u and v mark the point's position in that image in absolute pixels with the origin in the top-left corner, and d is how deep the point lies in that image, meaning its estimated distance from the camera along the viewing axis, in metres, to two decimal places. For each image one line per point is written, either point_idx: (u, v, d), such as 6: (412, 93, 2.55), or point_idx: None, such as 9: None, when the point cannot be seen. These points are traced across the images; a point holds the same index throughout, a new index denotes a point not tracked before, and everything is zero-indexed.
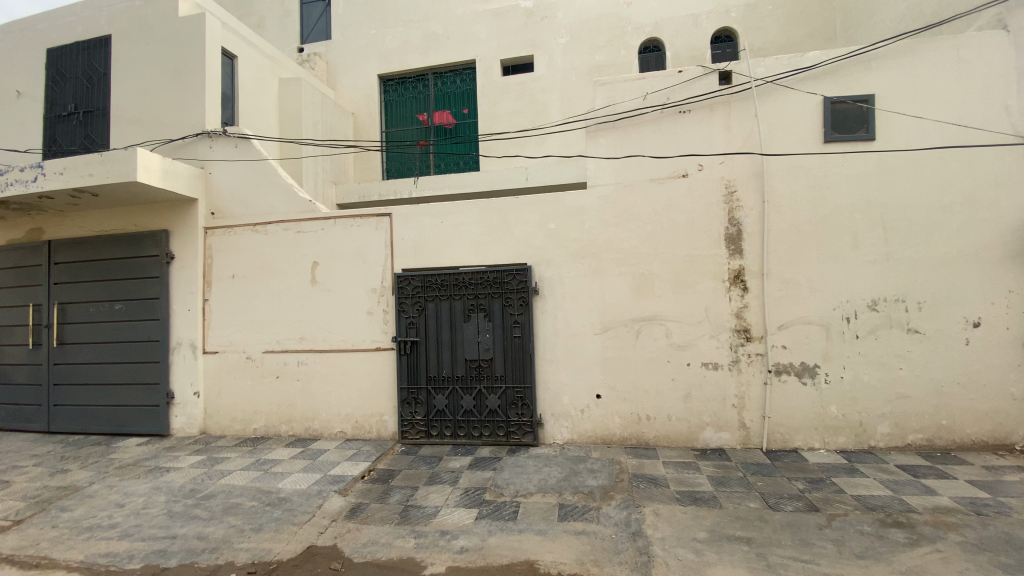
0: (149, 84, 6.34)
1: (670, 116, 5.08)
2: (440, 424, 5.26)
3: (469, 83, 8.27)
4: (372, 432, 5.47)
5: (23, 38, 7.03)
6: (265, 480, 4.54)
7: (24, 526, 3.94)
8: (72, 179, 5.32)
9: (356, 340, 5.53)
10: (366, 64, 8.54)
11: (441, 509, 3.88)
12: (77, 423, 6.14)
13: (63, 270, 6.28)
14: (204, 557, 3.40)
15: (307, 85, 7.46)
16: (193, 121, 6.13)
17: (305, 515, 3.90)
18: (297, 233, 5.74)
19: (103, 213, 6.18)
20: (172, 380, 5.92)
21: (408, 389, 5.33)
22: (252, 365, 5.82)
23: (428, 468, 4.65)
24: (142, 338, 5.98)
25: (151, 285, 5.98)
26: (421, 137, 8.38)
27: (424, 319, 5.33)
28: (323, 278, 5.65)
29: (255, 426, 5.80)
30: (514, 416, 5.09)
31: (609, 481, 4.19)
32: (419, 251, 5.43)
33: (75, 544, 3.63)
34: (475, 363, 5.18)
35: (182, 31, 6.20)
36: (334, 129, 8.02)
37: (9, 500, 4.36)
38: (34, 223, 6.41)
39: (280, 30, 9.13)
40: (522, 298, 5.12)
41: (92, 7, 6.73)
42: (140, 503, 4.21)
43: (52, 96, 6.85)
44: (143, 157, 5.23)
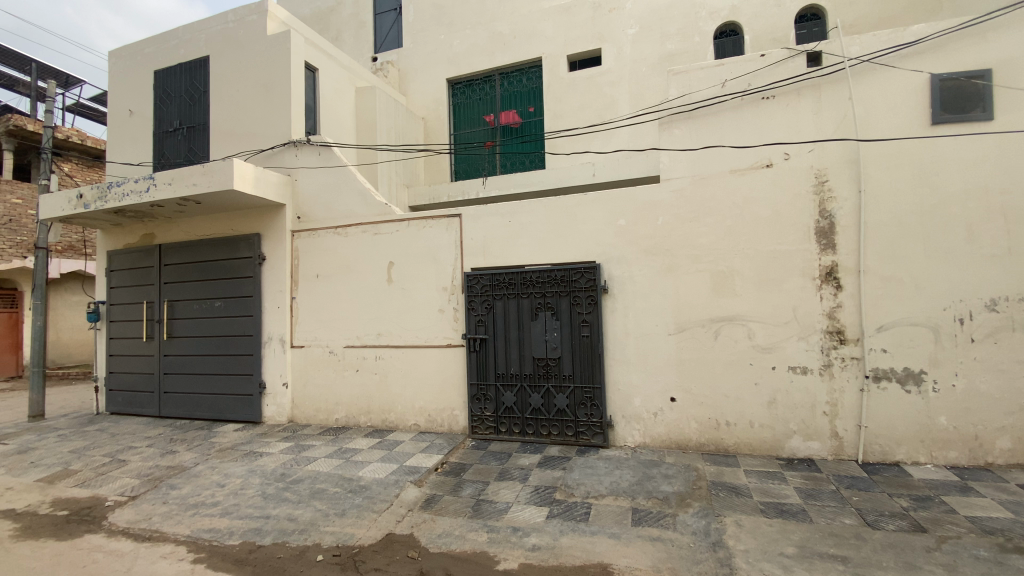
0: (243, 99, 6.89)
1: (751, 103, 4.81)
2: (509, 421, 5.30)
3: (535, 81, 8.27)
4: (444, 426, 5.63)
5: (137, 63, 7.86)
6: (346, 468, 4.80)
7: (142, 500, 4.43)
8: (179, 189, 5.89)
9: (428, 337, 5.70)
10: (435, 68, 8.78)
11: (512, 506, 3.91)
12: (183, 409, 6.81)
13: (170, 270, 6.99)
14: (294, 538, 3.65)
15: (381, 92, 7.79)
16: (281, 132, 6.59)
17: (384, 503, 4.07)
18: (373, 234, 6.02)
19: (204, 218, 6.81)
20: (264, 372, 6.42)
21: (477, 385, 5.43)
22: (334, 359, 6.17)
23: (498, 464, 4.70)
24: (237, 333, 6.53)
25: (245, 284, 6.51)
26: (487, 138, 8.50)
27: (492, 317, 5.39)
28: (398, 278, 5.88)
29: (336, 417, 6.16)
30: (583, 416, 5.03)
31: (686, 488, 4.02)
32: (489, 250, 5.49)
33: (183, 519, 4.02)
34: (543, 362, 5.17)
35: (271, 48, 6.69)
36: (405, 133, 8.32)
37: (128, 477, 4.92)
38: (147, 229, 7.19)
39: (355, 41, 9.60)
40: (591, 297, 5.04)
41: (193, 31, 7.40)
42: (237, 484, 4.60)
43: (160, 114, 7.62)
44: (239, 167, 5.70)
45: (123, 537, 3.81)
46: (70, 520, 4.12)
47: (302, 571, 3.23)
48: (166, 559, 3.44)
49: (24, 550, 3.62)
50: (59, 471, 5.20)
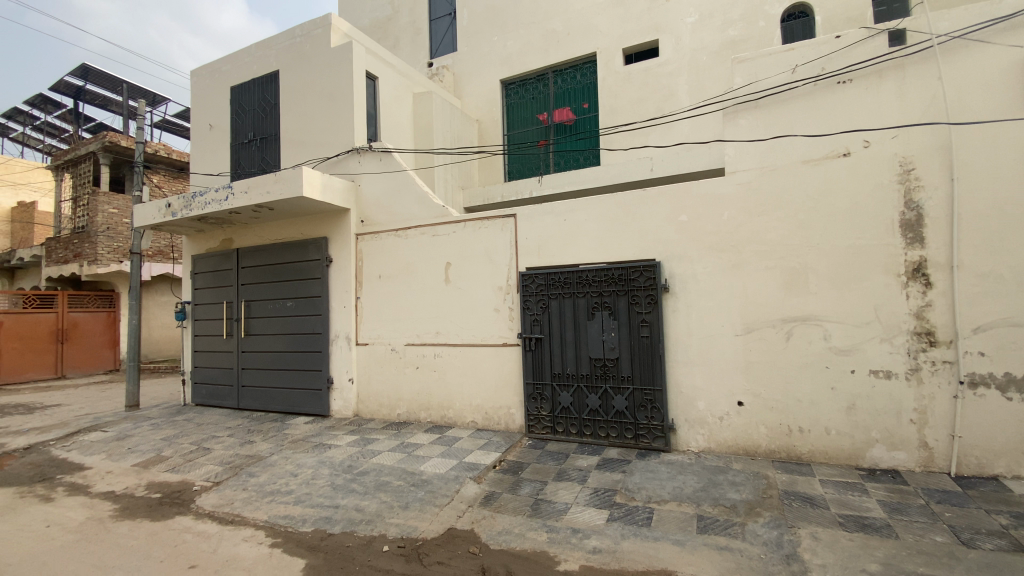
0: (310, 110, 7.28)
1: (825, 89, 4.52)
2: (566, 421, 5.27)
3: (590, 77, 8.18)
4: (501, 424, 5.68)
5: (215, 81, 8.48)
6: (408, 462, 4.96)
7: (225, 486, 4.78)
8: (254, 197, 6.30)
9: (485, 336, 5.78)
10: (489, 70, 8.88)
11: (572, 507, 3.88)
12: (259, 402, 7.29)
13: (246, 273, 7.49)
14: (362, 528, 3.81)
15: (437, 96, 7.97)
16: (345, 139, 6.90)
17: (445, 498, 4.17)
18: (432, 236, 6.16)
19: (277, 223, 7.25)
20: (331, 368, 6.76)
21: (534, 384, 5.44)
22: (396, 356, 6.39)
23: (556, 464, 4.69)
24: (306, 331, 6.91)
25: (313, 285, 6.87)
26: (541, 136, 8.49)
27: (547, 316, 5.38)
28: (455, 278, 5.99)
29: (398, 412, 6.37)
30: (643, 419, 4.91)
31: (755, 496, 3.84)
32: (545, 250, 5.48)
33: (261, 505, 4.30)
34: (600, 362, 5.10)
35: (335, 59, 7.01)
36: (460, 136, 8.47)
37: (212, 464, 5.32)
38: (226, 234, 7.75)
39: (412, 47, 9.87)
40: (650, 296, 4.92)
41: (264, 48, 7.89)
42: (308, 474, 4.87)
43: (236, 127, 8.19)
44: (308, 175, 6.02)
45: (209, 519, 4.13)
46: (164, 502, 4.51)
47: (370, 560, 3.37)
48: (247, 542, 3.69)
49: (126, 527, 4.01)
50: (154, 457, 5.72)
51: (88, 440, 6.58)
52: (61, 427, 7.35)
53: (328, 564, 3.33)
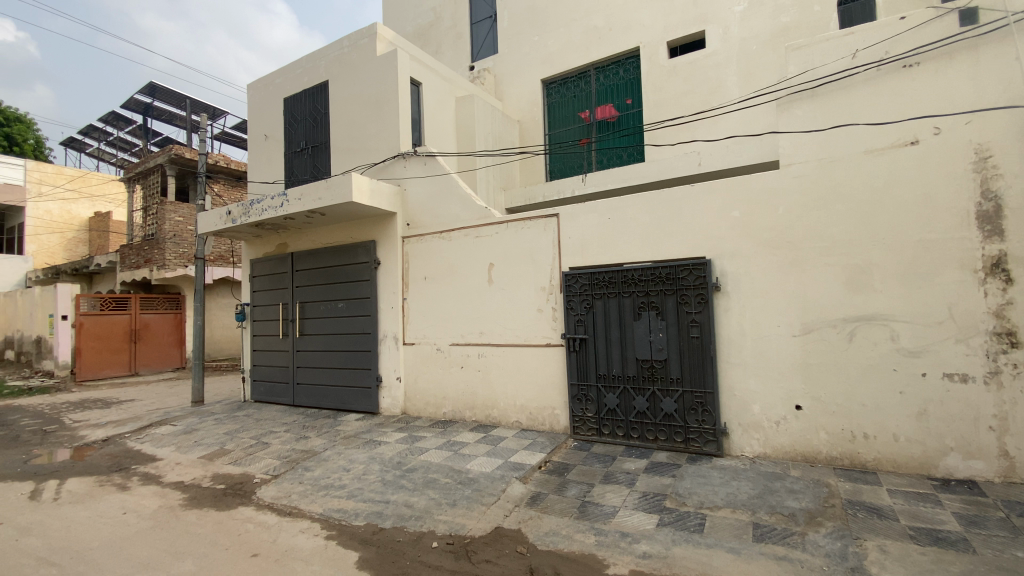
0: (357, 117, 7.53)
1: (889, 73, 4.25)
2: (612, 423, 5.20)
3: (633, 72, 8.04)
4: (546, 425, 5.66)
5: (270, 93, 8.91)
6: (455, 460, 5.03)
7: (283, 479, 5.01)
8: (307, 203, 6.57)
9: (528, 336, 5.78)
10: (530, 70, 8.90)
11: (620, 510, 3.82)
12: (313, 399, 7.60)
13: (300, 275, 7.83)
14: (412, 524, 3.90)
15: (478, 99, 8.06)
16: (391, 144, 7.09)
17: (492, 497, 4.20)
18: (475, 237, 6.23)
19: (328, 228, 7.54)
20: (380, 367, 6.97)
21: (578, 385, 5.40)
22: (441, 356, 6.51)
23: (603, 467, 4.63)
24: (357, 331, 7.15)
25: (363, 286, 7.10)
26: (583, 135, 8.42)
27: (592, 316, 5.33)
28: (498, 278, 6.03)
29: (443, 411, 6.48)
30: (693, 422, 4.77)
31: (816, 505, 3.66)
32: (589, 249, 5.43)
33: (317, 499, 4.48)
34: (647, 363, 5.00)
35: (380, 67, 7.21)
36: (502, 137, 8.53)
37: (271, 458, 5.59)
38: (281, 239, 8.13)
39: (453, 52, 10.02)
40: (700, 295, 4.78)
41: (314, 60, 8.22)
42: (360, 470, 5.03)
43: (289, 136, 8.57)
44: (357, 181, 6.23)
45: (269, 511, 4.33)
46: (227, 493, 4.78)
47: (420, 556, 3.43)
48: (304, 534, 3.84)
49: (194, 516, 4.26)
50: (217, 450, 6.06)
51: (159, 433, 7.06)
52: (136, 420, 7.92)
53: (380, 557, 3.42)
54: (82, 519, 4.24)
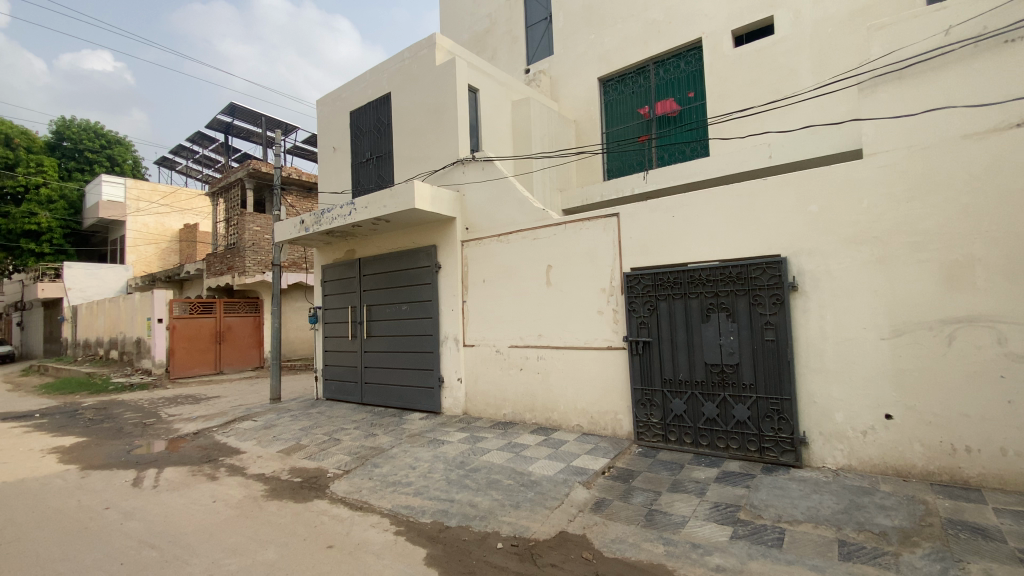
0: (418, 126, 7.77)
1: (991, 48, 3.84)
2: (679, 430, 5.02)
3: (695, 64, 7.76)
4: (608, 429, 5.56)
5: (336, 108, 9.39)
6: (517, 462, 5.05)
7: (353, 475, 5.24)
8: (373, 211, 6.86)
9: (589, 339, 5.71)
10: (586, 69, 8.83)
11: (690, 520, 3.68)
12: (380, 399, 7.92)
13: (367, 279, 8.19)
14: (476, 523, 3.95)
15: (535, 102, 8.08)
16: (450, 151, 7.26)
17: (555, 500, 4.18)
18: (533, 239, 6.24)
19: (391, 234, 7.83)
20: (441, 367, 7.16)
21: (642, 390, 5.26)
22: (501, 357, 6.56)
23: (670, 474, 4.49)
24: (420, 333, 7.38)
25: (425, 289, 7.32)
26: (642, 132, 8.23)
27: (656, 319, 5.18)
28: (557, 280, 6.00)
29: (504, 412, 6.53)
30: (768, 430, 4.52)
31: (910, 524, 3.35)
32: (651, 249, 5.28)
33: (385, 495, 4.64)
34: (717, 368, 4.79)
35: (440, 76, 7.41)
36: (559, 139, 8.51)
37: (342, 454, 5.87)
38: (349, 245, 8.54)
39: (509, 56, 10.11)
40: (775, 295, 4.52)
41: (377, 73, 8.57)
42: (425, 468, 5.17)
43: (355, 147, 8.99)
44: (418, 189, 6.45)
45: (341, 504, 4.55)
46: (304, 486, 5.06)
47: (485, 556, 3.47)
48: (374, 528, 3.99)
49: (274, 507, 4.55)
50: (294, 444, 6.45)
51: (242, 427, 7.61)
52: (222, 415, 8.58)
53: (447, 555, 3.49)
54: (178, 505, 4.64)
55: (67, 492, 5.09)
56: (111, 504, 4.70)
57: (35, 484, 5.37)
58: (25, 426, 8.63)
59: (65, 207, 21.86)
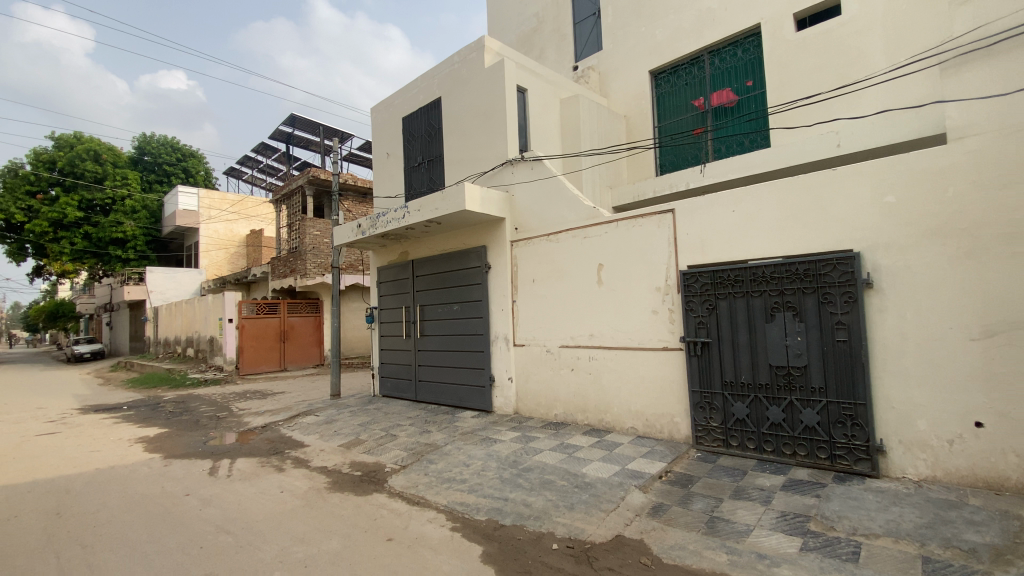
0: (468, 128, 7.89)
1: None
2: (741, 435, 4.82)
3: (753, 51, 7.42)
4: (664, 432, 5.41)
5: (389, 114, 9.69)
6: (571, 463, 5.01)
7: (410, 470, 5.39)
8: (425, 214, 7.03)
9: (643, 339, 5.58)
10: (637, 63, 8.65)
11: (755, 529, 3.52)
12: (433, 396, 8.10)
13: (420, 280, 8.40)
14: (531, 523, 3.96)
15: (584, 99, 8.00)
16: (500, 152, 7.32)
17: (611, 503, 4.11)
18: (584, 238, 6.17)
19: (443, 235, 8.00)
20: (493, 366, 7.23)
21: (701, 393, 5.09)
22: (552, 357, 6.54)
23: (732, 481, 4.31)
24: (472, 332, 7.49)
25: (476, 289, 7.42)
26: (696, 124, 7.99)
27: (715, 319, 4.99)
28: (609, 279, 5.91)
29: (555, 412, 6.50)
30: (840, 437, 4.25)
31: (1006, 542, 3.04)
32: (709, 246, 5.10)
33: (440, 491, 4.74)
34: (783, 370, 4.55)
35: (489, 78, 7.48)
36: (609, 135, 8.38)
37: (399, 450, 6.05)
38: (402, 248, 8.79)
39: (557, 54, 10.06)
40: (847, 293, 4.25)
41: (428, 78, 8.77)
42: (479, 465, 5.23)
43: (407, 152, 9.24)
44: (469, 191, 6.55)
45: (399, 498, 4.68)
46: (363, 479, 5.25)
47: (541, 556, 3.46)
48: (431, 523, 4.08)
49: (336, 499, 4.75)
50: (353, 439, 6.71)
51: (305, 422, 8.00)
52: (286, 410, 9.05)
53: (503, 553, 3.51)
54: (250, 494, 4.94)
55: (153, 479, 5.54)
56: (190, 491, 5.07)
57: (126, 471, 5.88)
58: (116, 417, 9.47)
59: (146, 216, 23.75)
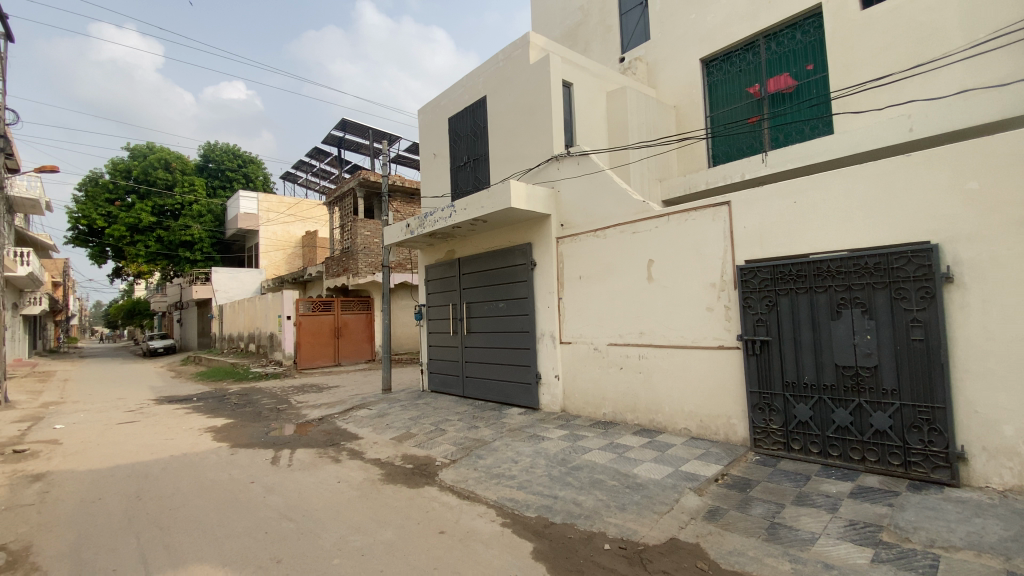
0: (513, 126, 7.89)
1: None
2: (804, 438, 4.58)
3: (813, 33, 7.01)
4: (719, 434, 5.23)
5: (436, 115, 9.85)
6: (621, 463, 4.93)
7: (459, 465, 5.47)
8: (471, 212, 7.11)
9: (696, 337, 5.41)
10: (687, 52, 8.39)
11: (821, 537, 3.33)
12: (481, 392, 8.19)
13: (467, 278, 8.50)
14: (581, 522, 3.92)
15: (631, 91, 7.82)
16: (545, 148, 7.28)
17: (664, 506, 4.01)
18: (633, 233, 6.05)
19: (489, 233, 8.06)
20: (540, 364, 7.23)
21: (759, 393, 4.88)
22: (600, 355, 6.45)
23: (794, 486, 4.10)
24: (518, 330, 7.51)
25: (522, 287, 7.43)
26: (752, 113, 7.65)
27: (775, 316, 4.77)
28: (659, 275, 5.76)
29: (604, 411, 6.41)
30: (915, 442, 3.95)
31: None
32: (767, 240, 4.87)
33: (490, 487, 4.79)
34: (851, 371, 4.29)
35: (534, 75, 7.45)
36: (657, 128, 8.17)
37: (448, 444, 6.16)
38: (449, 246, 8.92)
39: (603, 47, 9.89)
40: (923, 288, 3.94)
41: (473, 78, 8.83)
42: (527, 462, 5.24)
43: (454, 151, 9.36)
44: (514, 188, 6.56)
45: (449, 492, 4.77)
46: (415, 472, 5.38)
47: (592, 556, 3.42)
48: (482, 518, 4.12)
49: (389, 490, 4.89)
50: (404, 433, 6.89)
51: (358, 415, 8.29)
52: (341, 403, 9.41)
53: (554, 551, 3.49)
54: (309, 483, 5.17)
55: (221, 466, 5.90)
56: (255, 479, 5.37)
57: (197, 458, 6.28)
58: (187, 408, 10.16)
59: (211, 220, 25.26)
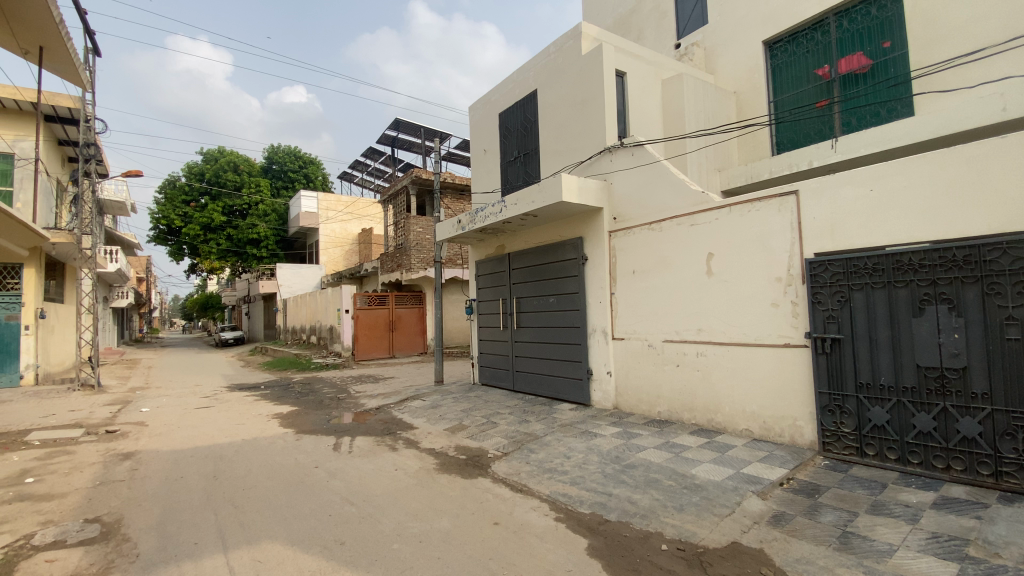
0: (565, 119, 7.82)
1: None
2: (879, 443, 4.28)
3: (891, 7, 6.43)
4: (783, 437, 4.98)
5: (487, 111, 9.90)
6: (678, 463, 4.80)
7: (512, 457, 5.52)
8: (522, 207, 7.13)
9: (759, 335, 5.17)
10: (748, 34, 7.99)
11: (899, 549, 3.10)
12: (531, 386, 8.23)
13: (517, 272, 8.52)
14: (638, 521, 3.85)
15: (688, 78, 7.56)
16: (597, 141, 7.17)
17: (725, 508, 3.87)
18: (690, 226, 5.85)
19: (540, 228, 8.04)
20: (591, 360, 7.16)
21: (830, 394, 4.60)
22: (654, 352, 6.31)
23: (869, 494, 3.84)
24: (569, 325, 7.47)
25: (573, 281, 7.38)
26: (820, 96, 7.19)
27: (848, 312, 4.47)
28: (719, 269, 5.54)
29: (659, 410, 6.26)
30: (1008, 451, 3.61)
31: None
32: (839, 231, 4.57)
33: (543, 481, 4.80)
34: (935, 373, 3.96)
35: (586, 65, 7.33)
36: (716, 115, 7.84)
37: (501, 437, 6.23)
38: (500, 241, 8.97)
39: (657, 34, 9.59)
40: (1021, 282, 3.59)
41: (524, 72, 8.80)
42: (581, 458, 5.21)
43: (505, 146, 9.39)
44: (565, 182, 6.52)
45: (502, 485, 4.81)
46: (469, 463, 5.49)
47: (650, 555, 3.36)
48: (535, 512, 4.14)
49: (444, 480, 5.01)
50: (457, 424, 7.03)
51: (413, 406, 8.54)
52: (396, 394, 9.73)
53: (610, 549, 3.45)
54: (368, 470, 5.39)
55: (287, 451, 6.25)
56: (318, 464, 5.65)
57: (266, 443, 6.69)
58: (256, 395, 10.84)
59: (276, 219, 26.79)
